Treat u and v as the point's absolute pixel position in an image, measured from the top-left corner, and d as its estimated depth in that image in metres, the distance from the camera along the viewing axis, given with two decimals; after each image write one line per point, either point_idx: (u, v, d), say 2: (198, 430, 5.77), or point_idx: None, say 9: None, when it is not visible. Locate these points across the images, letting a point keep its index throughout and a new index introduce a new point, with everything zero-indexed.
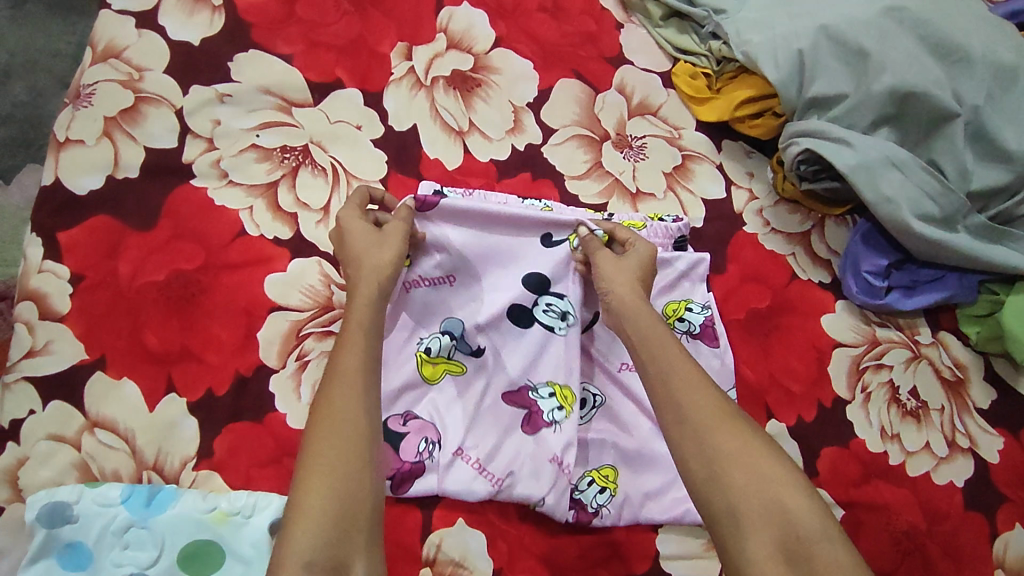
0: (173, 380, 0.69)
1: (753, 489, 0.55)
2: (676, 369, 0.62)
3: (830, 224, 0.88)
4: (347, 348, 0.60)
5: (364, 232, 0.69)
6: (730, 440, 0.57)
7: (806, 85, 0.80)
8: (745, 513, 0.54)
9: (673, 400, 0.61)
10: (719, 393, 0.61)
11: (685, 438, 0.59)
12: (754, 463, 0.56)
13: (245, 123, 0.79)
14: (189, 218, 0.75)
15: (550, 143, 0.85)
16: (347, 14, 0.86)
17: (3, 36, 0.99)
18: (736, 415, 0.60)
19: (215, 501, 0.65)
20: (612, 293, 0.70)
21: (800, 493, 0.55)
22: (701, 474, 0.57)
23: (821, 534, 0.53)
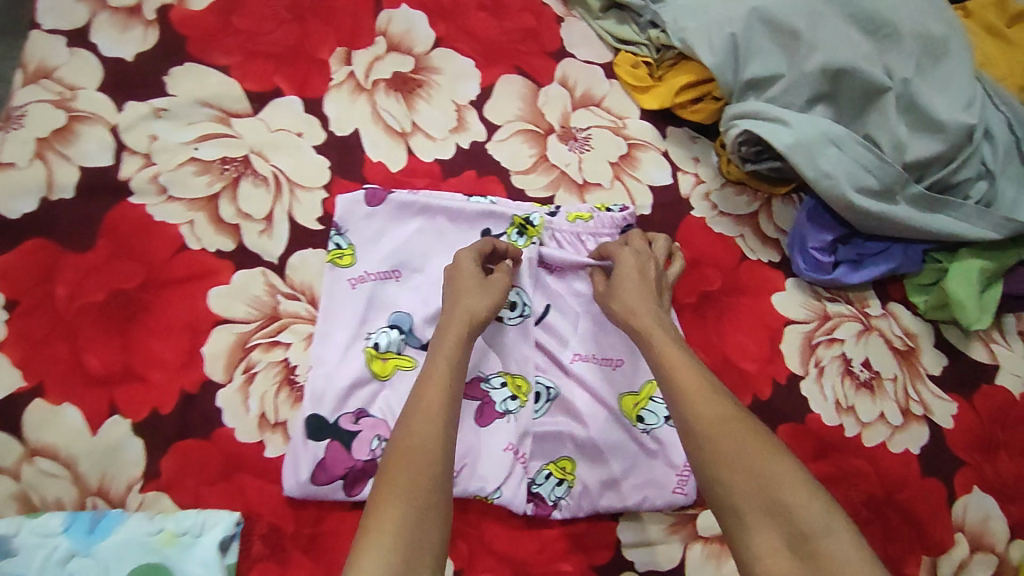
0: (117, 402, 0.69)
1: (752, 488, 0.56)
2: (679, 378, 0.64)
3: (777, 203, 0.89)
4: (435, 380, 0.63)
5: (470, 278, 0.71)
6: (728, 441, 0.59)
7: (741, 67, 0.80)
8: (747, 510, 0.56)
9: (675, 408, 0.63)
10: (721, 395, 0.62)
11: (689, 443, 0.61)
12: (751, 460, 0.57)
13: (182, 137, 0.78)
14: (128, 236, 0.74)
15: (495, 140, 0.85)
16: (285, 22, 0.85)
17: None
18: (739, 415, 0.61)
19: (161, 522, 0.65)
20: (620, 308, 0.73)
21: (801, 490, 0.55)
22: (705, 476, 0.59)
23: (824, 529, 0.53)
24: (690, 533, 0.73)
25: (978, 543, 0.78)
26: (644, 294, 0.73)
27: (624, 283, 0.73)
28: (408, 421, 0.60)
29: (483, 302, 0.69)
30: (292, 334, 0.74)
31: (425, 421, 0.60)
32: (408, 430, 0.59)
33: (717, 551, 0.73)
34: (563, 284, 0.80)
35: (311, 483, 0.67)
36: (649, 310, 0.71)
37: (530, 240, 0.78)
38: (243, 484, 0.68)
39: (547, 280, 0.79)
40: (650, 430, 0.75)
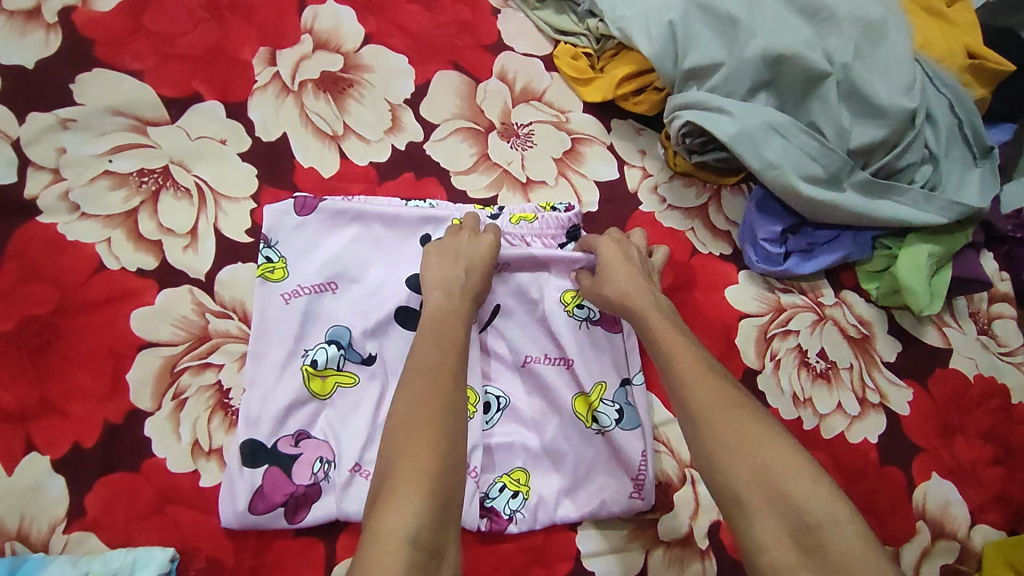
0: (33, 439, 0.63)
1: (755, 476, 0.53)
2: (678, 361, 0.62)
3: (726, 193, 0.87)
4: (449, 364, 0.60)
5: (476, 248, 0.70)
6: (729, 426, 0.56)
7: (682, 56, 0.78)
8: (751, 500, 0.53)
9: (674, 393, 0.60)
10: (719, 380, 0.60)
11: (689, 430, 0.58)
12: (754, 449, 0.55)
13: (94, 149, 0.73)
14: (39, 258, 0.69)
15: (433, 139, 0.81)
16: (202, 22, 0.80)
17: None
18: (738, 401, 0.58)
19: (87, 565, 0.60)
20: (613, 291, 0.70)
21: (807, 480, 0.53)
22: (706, 463, 0.56)
23: (830, 519, 0.51)
24: (651, 538, 0.72)
25: (939, 529, 0.79)
26: (636, 277, 0.71)
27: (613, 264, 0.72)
28: (417, 408, 0.56)
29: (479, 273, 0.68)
30: (225, 354, 0.69)
31: (435, 407, 0.56)
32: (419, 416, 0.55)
33: (679, 555, 0.72)
34: (512, 288, 0.76)
35: (249, 512, 0.63)
36: (642, 292, 0.69)
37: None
38: (178, 517, 0.64)
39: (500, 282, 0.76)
40: (604, 433, 0.72)
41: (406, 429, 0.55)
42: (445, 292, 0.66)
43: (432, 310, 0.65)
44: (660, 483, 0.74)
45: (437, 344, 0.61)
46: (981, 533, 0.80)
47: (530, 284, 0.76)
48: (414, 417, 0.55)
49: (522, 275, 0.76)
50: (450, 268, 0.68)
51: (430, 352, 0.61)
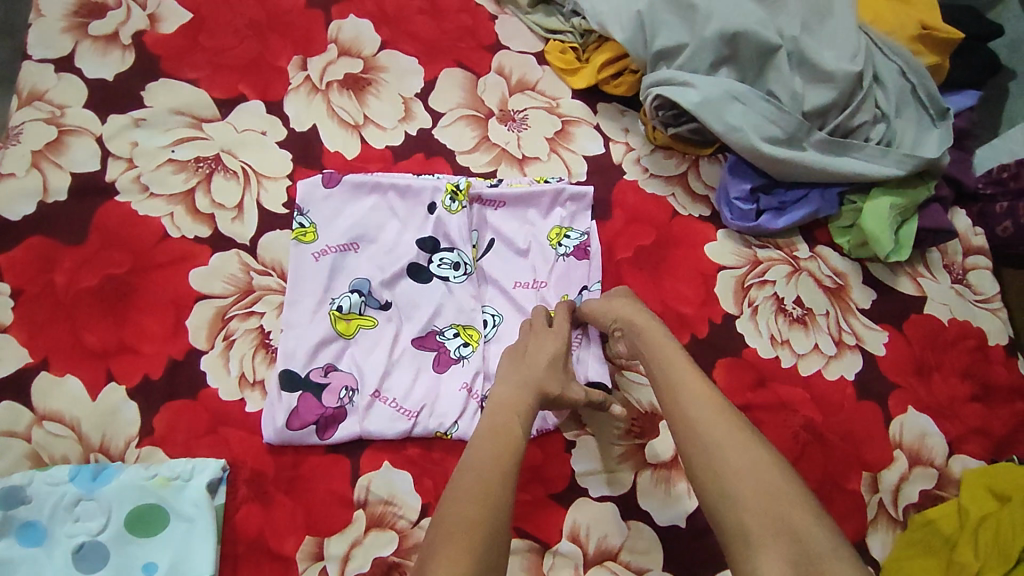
0: (113, 371, 0.77)
1: (762, 504, 0.58)
2: (692, 392, 0.67)
3: (704, 162, 0.96)
4: (506, 435, 0.67)
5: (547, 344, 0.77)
6: (739, 456, 0.61)
7: (650, 39, 0.89)
8: (754, 530, 0.57)
9: (688, 424, 0.65)
10: (731, 413, 0.65)
11: (698, 457, 0.63)
12: (760, 479, 0.60)
13: (160, 142, 0.89)
14: (116, 230, 0.83)
15: (440, 126, 0.94)
16: (246, 38, 0.96)
17: None
18: (746, 433, 0.63)
19: (156, 469, 0.73)
20: (623, 315, 0.77)
21: (809, 514, 0.57)
22: (713, 490, 0.61)
23: (830, 550, 0.55)
24: (640, 461, 0.81)
25: (919, 460, 0.85)
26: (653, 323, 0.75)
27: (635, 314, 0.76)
28: (476, 477, 0.63)
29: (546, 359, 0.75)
30: (266, 304, 0.82)
31: (493, 472, 0.63)
32: (479, 485, 0.62)
33: (665, 476, 0.81)
34: (504, 218, 0.89)
35: (286, 428, 0.75)
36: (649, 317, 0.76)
37: (461, 203, 0.86)
38: (228, 436, 0.76)
39: (494, 218, 0.89)
40: None
41: (462, 498, 0.61)
42: (505, 384, 0.73)
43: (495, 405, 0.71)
44: (646, 414, 0.84)
45: (494, 423, 0.68)
46: (961, 463, 0.85)
47: (523, 219, 0.89)
48: (481, 481, 0.62)
49: (511, 216, 0.89)
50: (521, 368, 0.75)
51: (488, 430, 0.68)
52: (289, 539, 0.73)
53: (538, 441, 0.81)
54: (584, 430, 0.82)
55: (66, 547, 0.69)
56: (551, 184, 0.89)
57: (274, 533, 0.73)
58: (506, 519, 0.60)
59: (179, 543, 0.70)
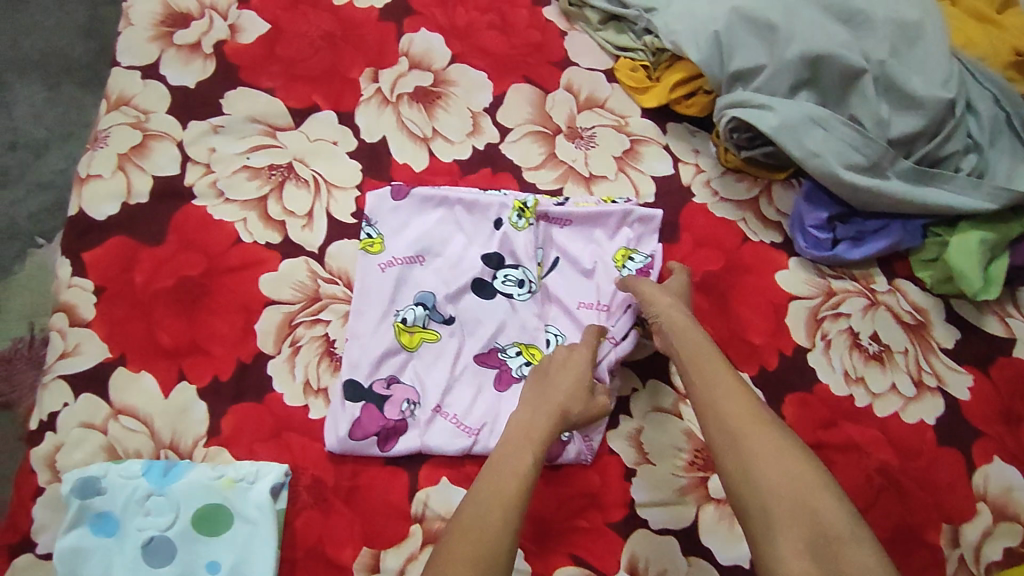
0: (184, 370, 0.79)
1: (786, 490, 0.62)
2: (723, 384, 0.70)
3: (777, 187, 0.94)
4: (511, 478, 0.66)
5: (570, 369, 0.76)
6: (766, 446, 0.65)
7: (727, 61, 0.87)
8: (775, 512, 0.62)
9: (715, 410, 0.69)
10: (757, 401, 0.69)
11: (726, 445, 0.67)
12: (785, 465, 0.64)
13: (236, 149, 0.91)
14: (192, 233, 0.86)
15: (507, 141, 0.94)
16: (321, 50, 0.98)
17: (31, 105, 1.18)
18: (772, 421, 0.67)
19: (222, 470, 0.74)
20: (659, 309, 0.78)
21: (829, 498, 0.62)
22: (739, 476, 0.65)
23: (848, 534, 0.60)
24: (703, 495, 0.80)
25: (1002, 513, 0.80)
26: (686, 319, 0.77)
27: (673, 310, 0.77)
28: (480, 506, 0.64)
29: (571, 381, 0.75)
30: (332, 312, 0.83)
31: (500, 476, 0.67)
32: (479, 531, 0.62)
33: (729, 512, 0.79)
34: (569, 236, 0.88)
35: (349, 438, 0.76)
36: (686, 317, 0.77)
37: (528, 221, 0.86)
38: (291, 442, 0.77)
39: (560, 237, 0.88)
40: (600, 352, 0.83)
41: (461, 547, 0.61)
42: (529, 407, 0.74)
43: (520, 426, 0.72)
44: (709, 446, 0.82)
45: (505, 458, 0.69)
46: None
47: (589, 239, 0.88)
48: (480, 531, 0.62)
49: (577, 236, 0.88)
50: (546, 396, 0.74)
51: (497, 465, 0.68)
52: (346, 549, 0.73)
53: (596, 466, 0.80)
54: (646, 459, 0.81)
55: (135, 540, 0.71)
56: (619, 205, 0.87)
57: (332, 541, 0.73)
58: (498, 574, 0.61)
59: (242, 545, 0.72)
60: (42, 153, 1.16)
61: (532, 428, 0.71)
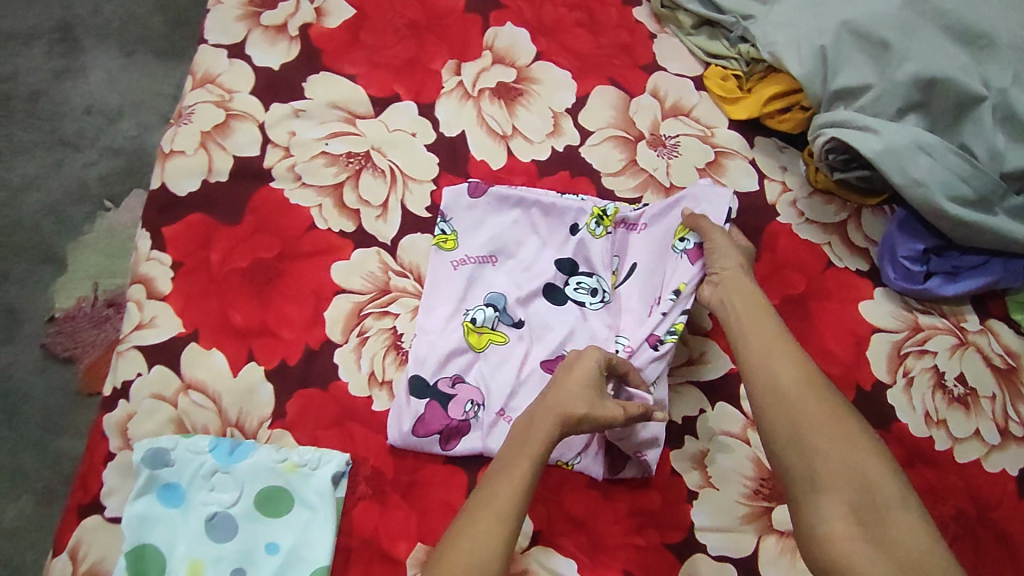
0: (254, 351, 0.80)
1: (834, 453, 0.62)
2: (775, 348, 0.70)
3: (867, 213, 0.90)
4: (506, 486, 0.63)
5: (585, 376, 0.70)
6: (817, 411, 0.64)
7: (831, 78, 0.86)
8: (822, 474, 0.61)
9: (768, 374, 0.68)
10: (812, 371, 0.68)
11: (774, 405, 0.66)
12: (836, 430, 0.63)
13: (316, 134, 0.91)
14: (269, 215, 0.86)
15: (588, 144, 0.92)
16: (405, 38, 0.97)
17: (119, 80, 1.28)
18: (824, 389, 0.67)
19: (287, 454, 0.75)
20: (722, 272, 0.76)
21: (880, 466, 0.61)
22: (785, 437, 0.64)
23: (895, 501, 0.59)
24: (765, 525, 0.77)
25: None
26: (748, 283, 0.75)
27: (738, 275, 0.75)
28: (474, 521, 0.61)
29: (579, 384, 0.69)
30: (401, 306, 0.82)
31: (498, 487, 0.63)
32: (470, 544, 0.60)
33: (792, 546, 0.76)
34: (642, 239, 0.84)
35: (412, 434, 0.75)
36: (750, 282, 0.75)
37: (605, 228, 0.84)
38: (353, 431, 0.77)
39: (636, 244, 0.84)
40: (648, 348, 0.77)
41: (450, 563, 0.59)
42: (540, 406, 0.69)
43: (526, 424, 0.68)
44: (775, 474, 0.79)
45: (502, 467, 0.65)
46: None
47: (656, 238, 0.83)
48: (470, 544, 0.60)
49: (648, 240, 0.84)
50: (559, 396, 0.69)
51: (495, 475, 0.65)
52: (402, 543, 0.72)
53: (656, 484, 0.78)
54: (708, 482, 0.78)
55: (200, 513, 0.72)
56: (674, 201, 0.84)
57: (387, 534, 0.73)
58: None
59: (300, 530, 0.72)
60: (119, 123, 1.25)
61: (531, 430, 0.67)
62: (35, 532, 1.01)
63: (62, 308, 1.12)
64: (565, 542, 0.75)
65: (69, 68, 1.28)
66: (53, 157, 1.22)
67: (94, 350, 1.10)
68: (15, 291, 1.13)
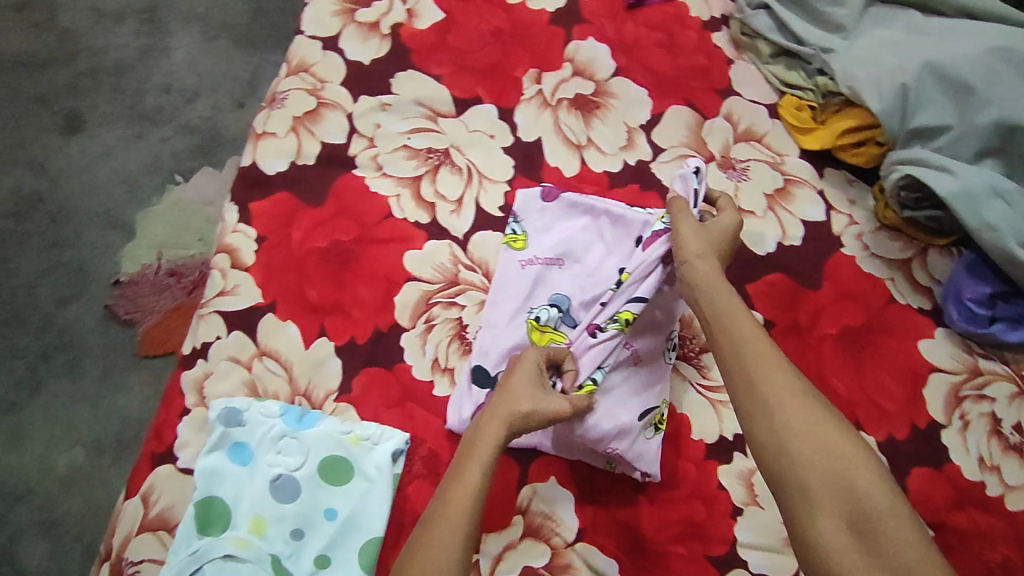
0: (325, 327, 0.84)
1: (823, 465, 0.59)
2: (756, 352, 0.65)
3: (933, 253, 0.91)
4: (461, 496, 0.64)
5: (525, 380, 0.73)
6: (800, 416, 0.61)
7: (910, 116, 0.87)
8: (812, 483, 0.59)
9: (748, 380, 0.64)
10: (793, 371, 0.64)
11: (759, 417, 0.63)
12: (821, 437, 0.60)
13: (400, 128, 0.95)
14: (350, 200, 0.91)
15: (659, 161, 0.94)
16: (489, 44, 1.01)
17: (200, 63, 1.35)
18: (805, 390, 0.63)
19: (351, 427, 0.79)
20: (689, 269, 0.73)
21: (869, 472, 0.59)
22: (771, 449, 0.62)
23: (887, 509, 0.57)
24: None
25: None
26: (722, 284, 0.72)
27: (712, 275, 0.72)
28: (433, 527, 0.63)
29: (519, 391, 0.72)
30: (468, 298, 0.86)
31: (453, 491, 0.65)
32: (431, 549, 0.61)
33: None
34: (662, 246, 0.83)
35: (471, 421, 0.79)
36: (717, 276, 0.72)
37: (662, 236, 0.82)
38: (414, 413, 0.80)
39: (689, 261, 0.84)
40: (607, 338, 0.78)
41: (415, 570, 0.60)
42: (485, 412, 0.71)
43: (475, 429, 0.70)
44: None
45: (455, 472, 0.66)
46: None
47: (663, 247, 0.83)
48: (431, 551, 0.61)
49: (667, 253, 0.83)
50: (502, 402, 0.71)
51: (449, 482, 0.66)
52: None
53: (702, 496, 0.80)
54: (754, 500, 0.80)
55: (265, 474, 0.76)
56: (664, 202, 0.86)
57: None
58: None
59: (358, 499, 0.76)
60: (194, 102, 1.32)
61: (479, 441, 0.68)
62: (83, 481, 1.07)
63: (127, 272, 1.18)
64: (608, 542, 0.77)
65: (153, 46, 1.36)
66: (131, 130, 1.29)
67: (152, 316, 1.16)
68: (86, 252, 1.21)
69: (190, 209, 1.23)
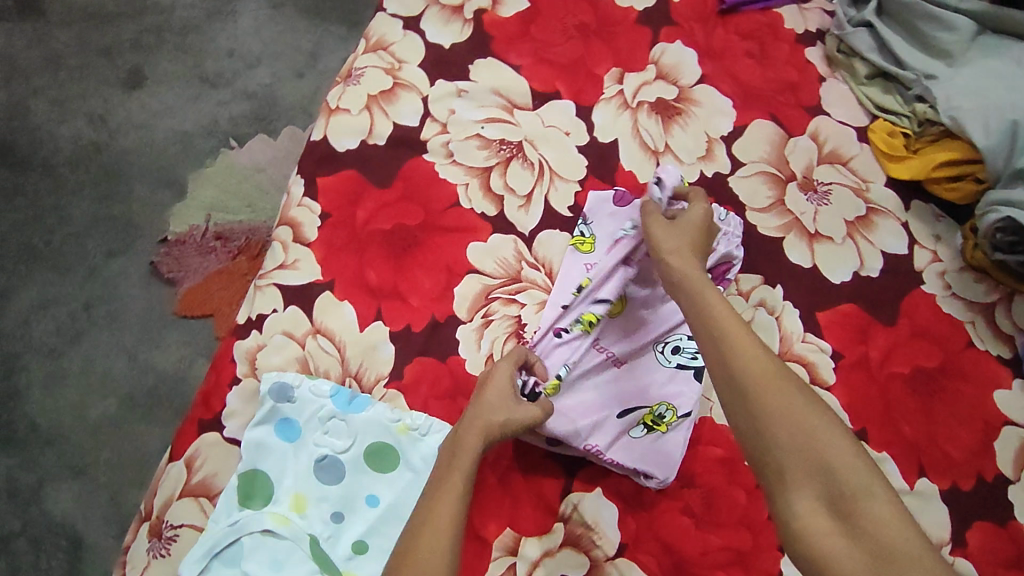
0: (382, 311, 0.83)
1: (798, 446, 0.56)
2: (731, 333, 0.63)
3: (1019, 300, 0.85)
4: (442, 500, 0.62)
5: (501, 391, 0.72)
6: (775, 398, 0.58)
7: (1016, 156, 0.83)
8: (789, 467, 0.56)
9: (723, 363, 0.61)
10: (768, 355, 0.61)
11: (731, 399, 0.60)
12: (795, 418, 0.57)
13: (474, 116, 0.93)
14: (418, 184, 0.89)
15: (738, 175, 0.91)
16: (573, 38, 0.98)
17: (266, 30, 1.35)
18: (780, 373, 0.60)
19: (400, 415, 0.77)
20: (676, 266, 0.71)
21: (846, 452, 0.55)
22: (747, 433, 0.58)
23: (867, 490, 0.54)
24: None
25: None
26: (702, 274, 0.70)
27: (691, 269, 0.70)
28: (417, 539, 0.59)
29: (494, 400, 0.71)
30: (529, 297, 0.84)
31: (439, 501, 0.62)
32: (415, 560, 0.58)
33: None
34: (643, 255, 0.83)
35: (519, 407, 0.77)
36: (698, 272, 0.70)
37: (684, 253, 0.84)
38: (463, 407, 0.79)
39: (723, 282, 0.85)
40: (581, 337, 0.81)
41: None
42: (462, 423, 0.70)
43: (454, 439, 0.69)
44: None
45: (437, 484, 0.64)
46: None
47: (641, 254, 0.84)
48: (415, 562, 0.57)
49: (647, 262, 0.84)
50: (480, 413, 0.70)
51: (431, 493, 0.64)
52: (491, 525, 0.75)
53: (749, 525, 0.76)
54: None
55: (311, 453, 0.75)
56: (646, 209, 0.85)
57: (480, 512, 0.75)
58: None
59: (401, 489, 0.75)
60: (256, 69, 1.32)
61: (459, 449, 0.67)
62: (112, 432, 1.08)
63: (175, 232, 1.18)
64: (649, 562, 0.75)
65: (221, 9, 1.36)
66: (191, 90, 1.30)
67: (195, 276, 1.16)
68: (136, 207, 1.21)
69: (244, 175, 1.22)
